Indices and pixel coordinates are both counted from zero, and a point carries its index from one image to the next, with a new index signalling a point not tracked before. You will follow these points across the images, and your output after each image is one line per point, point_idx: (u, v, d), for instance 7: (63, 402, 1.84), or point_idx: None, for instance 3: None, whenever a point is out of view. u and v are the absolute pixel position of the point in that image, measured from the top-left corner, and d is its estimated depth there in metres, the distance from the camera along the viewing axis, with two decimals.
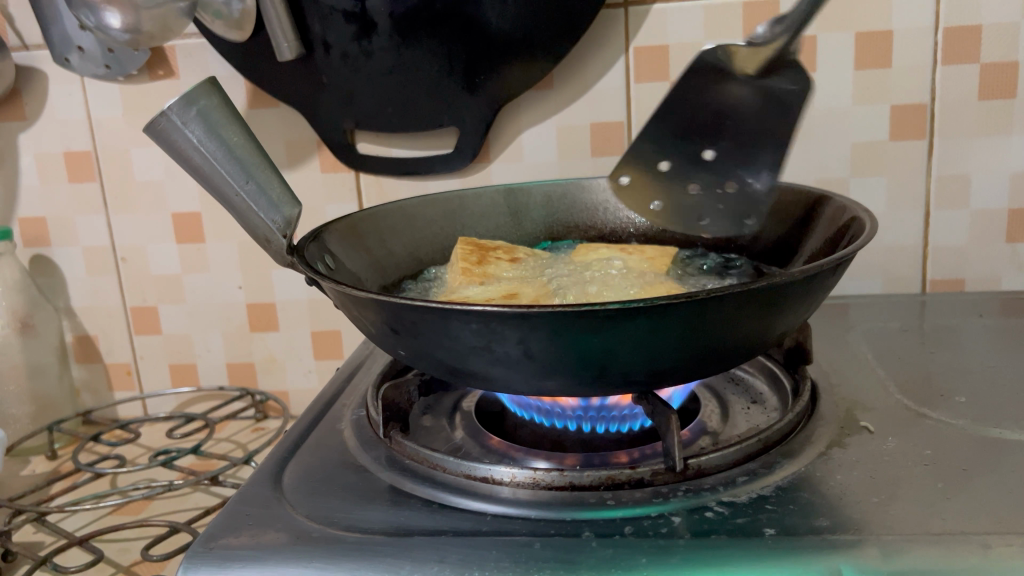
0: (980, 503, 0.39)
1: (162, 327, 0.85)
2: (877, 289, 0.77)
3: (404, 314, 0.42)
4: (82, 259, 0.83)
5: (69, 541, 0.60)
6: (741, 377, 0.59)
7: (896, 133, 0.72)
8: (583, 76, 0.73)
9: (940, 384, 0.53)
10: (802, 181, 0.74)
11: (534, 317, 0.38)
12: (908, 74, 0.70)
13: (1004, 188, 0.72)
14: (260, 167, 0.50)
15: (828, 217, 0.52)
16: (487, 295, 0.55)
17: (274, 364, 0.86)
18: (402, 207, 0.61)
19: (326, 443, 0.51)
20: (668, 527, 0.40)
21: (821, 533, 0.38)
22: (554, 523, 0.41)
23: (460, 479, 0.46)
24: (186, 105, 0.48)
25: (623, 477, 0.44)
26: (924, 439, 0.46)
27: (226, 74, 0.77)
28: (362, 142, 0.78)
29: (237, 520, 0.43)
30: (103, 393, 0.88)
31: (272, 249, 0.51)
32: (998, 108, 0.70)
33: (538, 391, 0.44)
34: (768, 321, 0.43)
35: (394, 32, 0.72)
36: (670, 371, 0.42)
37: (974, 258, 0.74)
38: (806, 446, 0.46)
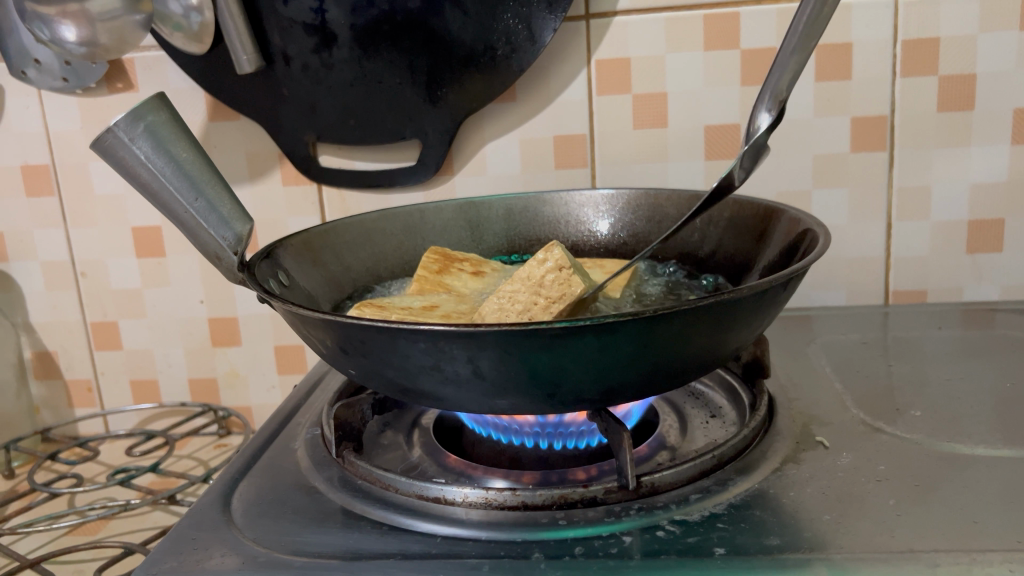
0: (931, 519, 0.39)
1: (123, 342, 0.84)
2: (841, 301, 0.77)
3: (352, 334, 0.41)
4: (40, 273, 0.82)
5: (21, 563, 0.58)
6: (701, 391, 0.59)
7: (856, 145, 0.72)
8: (545, 88, 0.73)
9: (897, 397, 0.53)
10: (765, 194, 0.74)
11: (481, 336, 0.38)
12: (868, 86, 0.71)
13: (963, 199, 0.72)
14: (211, 183, 0.49)
15: (783, 228, 0.52)
16: (409, 304, 0.53)
17: (236, 379, 0.85)
18: (360, 222, 0.61)
19: (280, 463, 0.50)
20: (619, 547, 0.39)
21: (770, 553, 0.38)
22: (504, 545, 0.41)
23: (412, 499, 0.45)
24: (133, 121, 0.47)
25: (576, 496, 0.43)
26: (878, 455, 0.45)
27: (186, 87, 0.76)
28: (325, 154, 0.77)
29: (182, 544, 0.42)
30: (62, 409, 0.86)
31: (224, 266, 0.50)
32: (957, 120, 0.71)
33: (490, 410, 0.43)
34: (720, 335, 0.43)
35: (355, 44, 0.71)
36: (621, 387, 0.42)
37: (936, 270, 0.75)
38: (760, 462, 0.46)
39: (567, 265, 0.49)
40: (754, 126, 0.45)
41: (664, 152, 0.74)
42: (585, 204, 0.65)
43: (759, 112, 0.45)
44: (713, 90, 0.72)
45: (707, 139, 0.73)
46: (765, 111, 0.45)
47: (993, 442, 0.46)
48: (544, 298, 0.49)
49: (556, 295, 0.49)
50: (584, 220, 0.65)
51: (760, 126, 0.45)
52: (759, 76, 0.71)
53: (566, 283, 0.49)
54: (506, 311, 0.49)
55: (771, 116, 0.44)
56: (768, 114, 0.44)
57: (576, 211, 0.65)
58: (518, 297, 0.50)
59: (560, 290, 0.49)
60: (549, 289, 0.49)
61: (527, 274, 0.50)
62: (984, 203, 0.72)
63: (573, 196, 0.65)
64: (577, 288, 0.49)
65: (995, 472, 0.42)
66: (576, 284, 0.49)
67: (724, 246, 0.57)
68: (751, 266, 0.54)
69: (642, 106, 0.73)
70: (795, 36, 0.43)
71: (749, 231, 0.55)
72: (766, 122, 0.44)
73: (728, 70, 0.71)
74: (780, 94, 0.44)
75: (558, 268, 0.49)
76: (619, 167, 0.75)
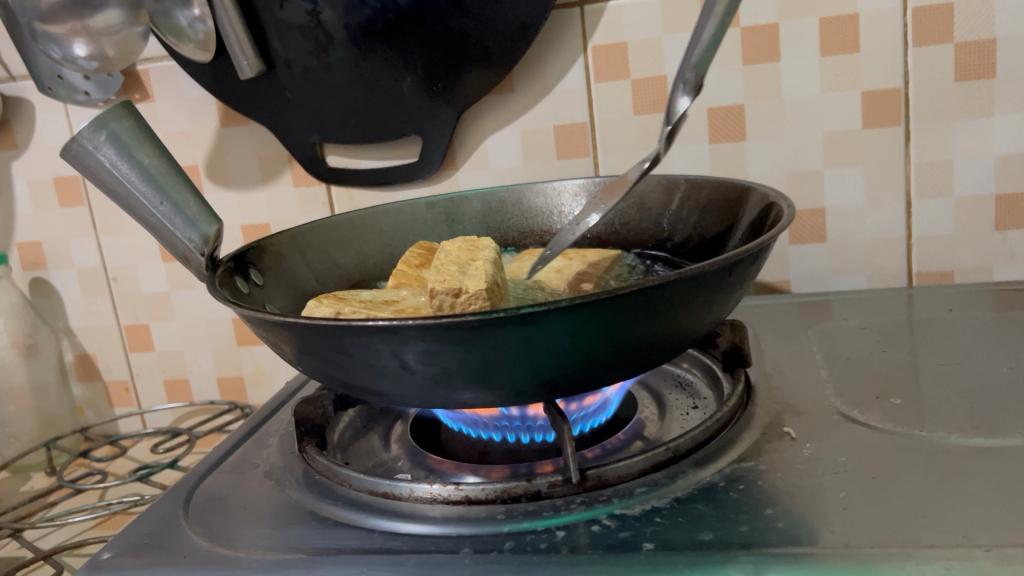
0: (879, 514, 0.37)
1: (154, 344, 0.87)
2: (862, 285, 0.73)
3: (286, 330, 0.42)
4: (76, 280, 0.86)
5: (36, 555, 0.61)
6: (689, 381, 0.57)
7: (869, 120, 0.69)
8: (542, 78, 0.73)
9: (882, 383, 0.50)
10: (775, 175, 0.71)
11: (399, 330, 0.38)
12: (878, 59, 0.67)
13: (989, 174, 0.68)
14: (177, 187, 0.51)
15: (755, 206, 0.50)
16: (372, 297, 0.53)
17: (262, 377, 0.87)
18: (347, 220, 0.62)
19: (250, 460, 0.51)
20: (548, 542, 0.38)
21: (698, 549, 0.36)
22: (438, 539, 0.40)
23: (365, 495, 0.46)
24: (96, 130, 0.49)
25: (519, 490, 0.42)
26: (843, 445, 0.43)
27: (198, 94, 0.78)
28: (332, 155, 0.79)
29: (135, 538, 0.43)
30: (104, 409, 0.90)
31: (193, 267, 0.51)
32: (978, 89, 0.66)
33: (432, 404, 0.43)
34: (662, 321, 0.41)
35: (350, 44, 0.72)
36: (559, 379, 0.41)
37: (962, 248, 0.70)
38: (720, 455, 0.44)
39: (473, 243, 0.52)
40: (675, 108, 0.46)
41: (668, 136, 0.72)
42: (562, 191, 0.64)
43: (679, 94, 0.46)
44: (715, 71, 0.70)
45: (712, 121, 0.71)
46: (682, 92, 0.45)
47: (970, 432, 0.43)
48: (467, 261, 0.49)
49: (471, 265, 0.49)
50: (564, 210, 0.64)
51: (680, 108, 0.45)
52: (762, 54, 0.69)
53: (472, 253, 0.51)
54: (445, 285, 0.46)
55: (688, 97, 0.45)
56: (686, 97, 0.45)
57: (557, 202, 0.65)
58: (443, 278, 0.47)
59: (469, 258, 0.50)
60: (465, 253, 0.51)
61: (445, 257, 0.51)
62: (1013, 176, 0.68)
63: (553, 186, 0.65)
64: (484, 253, 0.51)
65: (960, 465, 0.40)
66: (483, 250, 0.51)
67: (704, 227, 0.55)
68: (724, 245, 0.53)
69: (642, 91, 0.71)
70: (712, 15, 0.43)
71: (718, 210, 0.54)
72: (683, 103, 0.45)
73: (729, 50, 0.69)
74: (696, 79, 0.45)
75: (467, 241, 0.52)
76: (623, 154, 0.73)
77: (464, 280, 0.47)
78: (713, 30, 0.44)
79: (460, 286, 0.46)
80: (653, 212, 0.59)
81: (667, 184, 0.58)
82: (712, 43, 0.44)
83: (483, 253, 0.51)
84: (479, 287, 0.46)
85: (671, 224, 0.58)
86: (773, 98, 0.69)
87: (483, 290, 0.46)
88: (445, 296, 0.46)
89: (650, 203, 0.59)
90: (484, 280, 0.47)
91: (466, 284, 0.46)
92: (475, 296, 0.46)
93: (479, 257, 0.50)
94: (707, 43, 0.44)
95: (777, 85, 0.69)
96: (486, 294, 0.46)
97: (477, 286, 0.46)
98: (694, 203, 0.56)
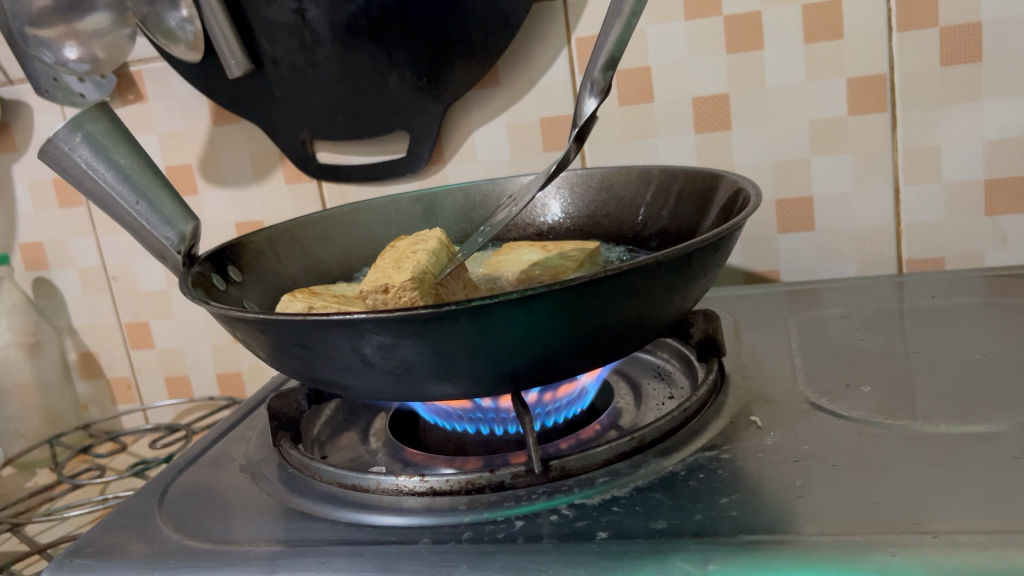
0: (833, 501, 0.37)
1: (154, 341, 0.88)
2: (852, 273, 0.73)
3: (250, 326, 0.42)
4: (77, 279, 0.87)
5: (31, 549, 0.63)
6: (669, 372, 0.57)
7: (855, 108, 0.68)
8: (527, 71, 0.73)
9: (854, 371, 0.50)
10: (761, 164, 0.71)
11: (355, 325, 0.38)
12: (863, 44, 0.66)
13: (978, 159, 0.67)
14: (152, 186, 0.51)
15: (724, 193, 0.51)
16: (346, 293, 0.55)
17: (260, 372, 0.88)
18: (330, 217, 0.62)
19: (228, 454, 0.52)
20: (506, 532, 0.39)
21: (651, 538, 0.36)
22: (399, 530, 0.41)
23: (335, 487, 0.46)
24: (71, 131, 0.50)
25: (483, 481, 0.43)
26: (807, 434, 0.43)
27: (190, 94, 0.79)
28: (322, 151, 0.79)
29: (109, 531, 0.44)
30: (108, 405, 0.92)
31: (171, 264, 0.52)
32: (964, 73, 0.65)
33: (396, 396, 0.43)
34: (621, 312, 0.41)
35: (336, 41, 0.72)
36: (518, 371, 0.42)
37: (952, 234, 0.70)
38: (686, 445, 0.44)
39: (425, 237, 0.54)
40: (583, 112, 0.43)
41: (653, 127, 0.72)
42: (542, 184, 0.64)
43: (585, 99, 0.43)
44: (699, 60, 0.69)
45: (696, 111, 0.71)
46: (589, 96, 0.43)
47: (934, 420, 0.43)
48: (405, 257, 0.51)
49: (404, 259, 0.50)
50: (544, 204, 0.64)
51: (588, 110, 0.43)
52: (745, 42, 0.68)
53: (411, 247, 0.52)
54: (374, 283, 0.48)
55: (594, 100, 0.42)
56: (592, 100, 0.42)
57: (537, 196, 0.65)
58: (378, 275, 0.49)
59: (406, 252, 0.52)
60: (409, 249, 0.52)
61: (393, 253, 0.53)
62: (1002, 161, 0.67)
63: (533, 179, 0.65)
64: (422, 246, 0.52)
65: (921, 452, 0.40)
66: (421, 242, 0.52)
67: (677, 217, 0.56)
68: (697, 230, 0.53)
69: (626, 82, 0.71)
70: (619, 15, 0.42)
71: (691, 196, 0.54)
72: (591, 107, 0.42)
73: (712, 39, 0.69)
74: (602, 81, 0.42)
75: (418, 236, 0.54)
76: (610, 146, 0.73)
77: (394, 275, 0.48)
78: (620, 30, 0.42)
79: (387, 282, 0.48)
80: (628, 203, 0.60)
81: (642, 176, 0.59)
82: (618, 43, 0.42)
83: (421, 246, 0.52)
84: (406, 279, 0.47)
85: (645, 213, 0.58)
86: (758, 87, 0.69)
87: (407, 282, 0.47)
88: (375, 293, 0.48)
89: (626, 193, 0.60)
90: (412, 272, 0.48)
91: (392, 279, 0.47)
92: (401, 289, 0.47)
93: (418, 251, 0.51)
94: (612, 44, 0.42)
95: (761, 73, 0.69)
96: (414, 285, 0.47)
97: (403, 279, 0.47)
98: (668, 191, 0.57)
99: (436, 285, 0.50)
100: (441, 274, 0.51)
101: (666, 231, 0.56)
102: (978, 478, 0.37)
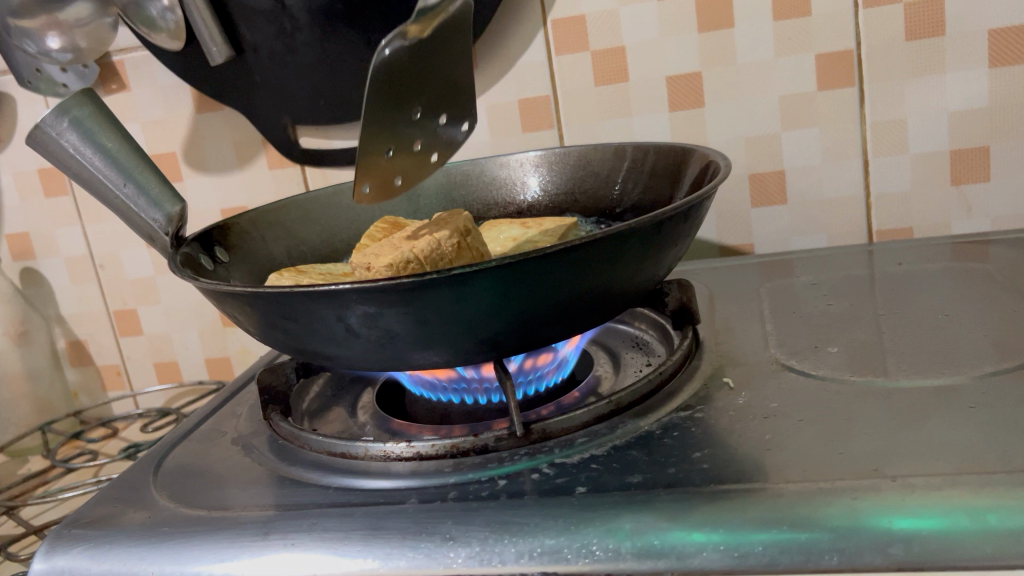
0: (800, 452, 0.39)
1: (143, 327, 0.90)
2: (824, 244, 0.75)
3: (238, 300, 0.44)
4: (64, 268, 0.88)
5: (27, 530, 0.64)
6: (645, 340, 0.60)
7: (824, 83, 0.70)
8: (504, 53, 0.74)
9: (824, 335, 0.52)
10: (734, 140, 0.73)
11: (340, 296, 0.40)
12: (831, 21, 0.68)
13: (943, 130, 0.69)
14: (139, 168, 0.53)
15: (694, 167, 0.53)
16: (335, 269, 0.56)
17: (248, 356, 0.90)
18: (310, 198, 0.64)
19: (220, 429, 0.54)
20: (490, 490, 0.41)
21: (627, 490, 0.38)
22: (388, 492, 0.43)
23: (324, 455, 0.48)
24: (59, 116, 0.51)
25: (467, 445, 0.45)
26: (776, 392, 0.45)
27: (172, 82, 0.80)
28: (304, 136, 0.80)
29: (107, 503, 0.46)
30: (97, 392, 0.93)
31: (159, 245, 0.53)
32: (929, 47, 0.67)
33: (381, 366, 0.45)
34: (596, 279, 0.43)
35: (314, 27, 0.73)
36: (498, 338, 0.43)
37: (919, 204, 0.72)
38: (660, 406, 0.46)
39: (452, 216, 0.53)
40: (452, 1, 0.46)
41: (628, 105, 0.74)
42: (516, 165, 0.66)
43: None
44: (672, 39, 0.71)
45: (670, 90, 0.72)
46: None
47: (895, 376, 0.45)
48: (407, 238, 0.52)
49: (409, 241, 0.52)
50: (518, 184, 0.66)
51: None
52: (717, 21, 0.70)
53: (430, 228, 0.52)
54: (359, 261, 0.52)
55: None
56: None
57: (510, 176, 0.66)
58: (370, 254, 0.52)
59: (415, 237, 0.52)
60: (425, 229, 0.52)
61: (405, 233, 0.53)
62: (967, 131, 0.69)
63: (504, 161, 0.66)
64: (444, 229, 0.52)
65: (881, 407, 0.42)
66: (442, 227, 0.52)
67: (653, 194, 0.57)
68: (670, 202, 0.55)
69: (602, 62, 0.73)
70: None
71: (667, 168, 0.56)
72: None
73: (683, 18, 0.70)
74: None
75: (446, 217, 0.54)
76: (586, 125, 0.75)
77: (380, 255, 0.51)
78: None
79: (368, 262, 0.51)
80: (604, 177, 0.62)
81: (616, 154, 0.61)
82: None
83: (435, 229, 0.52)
84: (382, 265, 0.50)
85: (624, 183, 0.60)
86: (729, 64, 0.71)
87: (381, 269, 0.50)
88: (360, 270, 0.52)
89: (603, 167, 0.62)
90: (393, 257, 0.50)
91: (370, 261, 0.50)
92: (374, 274, 0.50)
93: (425, 233, 0.52)
94: None
95: (732, 51, 0.70)
96: (390, 270, 0.50)
97: (381, 263, 0.50)
98: (644, 162, 0.59)
99: (428, 266, 0.51)
100: (440, 257, 0.51)
101: (643, 202, 0.58)
102: (936, 427, 0.39)
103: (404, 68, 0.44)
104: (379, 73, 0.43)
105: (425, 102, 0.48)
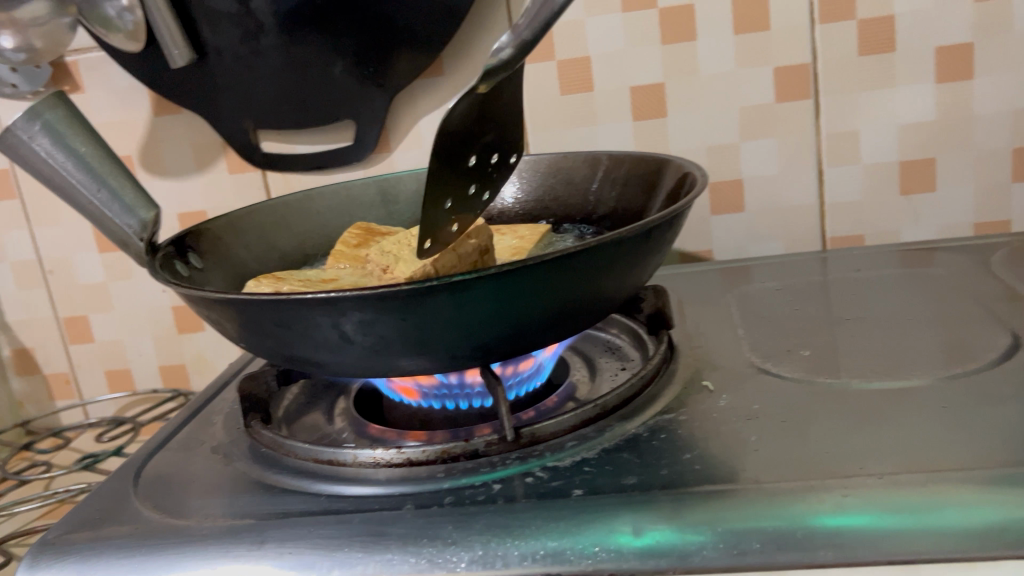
0: (787, 451, 0.41)
1: (94, 334, 0.87)
2: (780, 251, 0.77)
3: (228, 307, 0.43)
4: (10, 274, 0.85)
5: None
6: (617, 344, 0.61)
7: (781, 95, 0.72)
8: (470, 61, 0.75)
9: (794, 338, 0.54)
10: (695, 149, 0.75)
11: (338, 303, 0.40)
12: (789, 35, 0.71)
13: (893, 141, 0.73)
14: (113, 173, 0.51)
15: (670, 177, 0.54)
16: (313, 275, 0.56)
17: (204, 363, 0.88)
18: (279, 203, 0.63)
19: (197, 438, 0.53)
20: (486, 494, 0.41)
21: (624, 492, 0.39)
22: (382, 498, 0.43)
23: (311, 463, 0.48)
24: (30, 120, 0.50)
25: (458, 450, 0.45)
26: (756, 394, 0.47)
27: (129, 84, 0.79)
28: (266, 140, 0.80)
29: (88, 514, 0.45)
30: (44, 402, 0.90)
31: (133, 252, 0.52)
32: (880, 62, 0.70)
33: (371, 373, 0.45)
34: (585, 286, 0.44)
35: (280, 31, 0.73)
36: (490, 344, 0.44)
37: (869, 212, 0.75)
38: (644, 409, 0.48)
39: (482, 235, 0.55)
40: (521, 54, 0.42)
41: (593, 114, 0.75)
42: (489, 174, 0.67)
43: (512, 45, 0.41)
44: (636, 49, 0.73)
45: (634, 99, 0.74)
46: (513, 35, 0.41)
47: (867, 377, 0.47)
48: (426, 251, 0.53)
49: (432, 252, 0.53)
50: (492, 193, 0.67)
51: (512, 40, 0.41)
52: (680, 33, 0.72)
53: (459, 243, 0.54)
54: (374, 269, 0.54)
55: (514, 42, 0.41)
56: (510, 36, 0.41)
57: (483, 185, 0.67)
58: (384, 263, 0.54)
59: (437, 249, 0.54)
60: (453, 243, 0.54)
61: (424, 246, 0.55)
62: (915, 143, 0.72)
63: None
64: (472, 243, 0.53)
65: (858, 408, 0.44)
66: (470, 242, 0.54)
67: (627, 202, 0.59)
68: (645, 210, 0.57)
69: (567, 71, 0.74)
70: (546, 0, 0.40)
71: (641, 177, 0.58)
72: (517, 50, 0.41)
73: (648, 30, 0.72)
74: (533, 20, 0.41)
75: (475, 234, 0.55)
76: (551, 133, 0.76)
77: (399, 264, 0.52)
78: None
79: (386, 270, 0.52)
80: (577, 185, 0.63)
81: (589, 162, 0.62)
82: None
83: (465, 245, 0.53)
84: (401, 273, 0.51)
85: (598, 191, 0.61)
86: (692, 76, 0.73)
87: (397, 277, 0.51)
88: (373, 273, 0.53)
89: (576, 175, 0.63)
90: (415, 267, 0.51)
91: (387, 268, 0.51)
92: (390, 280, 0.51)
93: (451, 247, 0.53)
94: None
95: (694, 63, 0.72)
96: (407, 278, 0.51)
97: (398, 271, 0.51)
98: (619, 170, 0.60)
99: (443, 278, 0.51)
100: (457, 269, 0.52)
101: (617, 208, 0.60)
102: (912, 427, 0.41)
103: (462, 124, 0.43)
104: (439, 142, 0.42)
105: (479, 143, 0.46)
